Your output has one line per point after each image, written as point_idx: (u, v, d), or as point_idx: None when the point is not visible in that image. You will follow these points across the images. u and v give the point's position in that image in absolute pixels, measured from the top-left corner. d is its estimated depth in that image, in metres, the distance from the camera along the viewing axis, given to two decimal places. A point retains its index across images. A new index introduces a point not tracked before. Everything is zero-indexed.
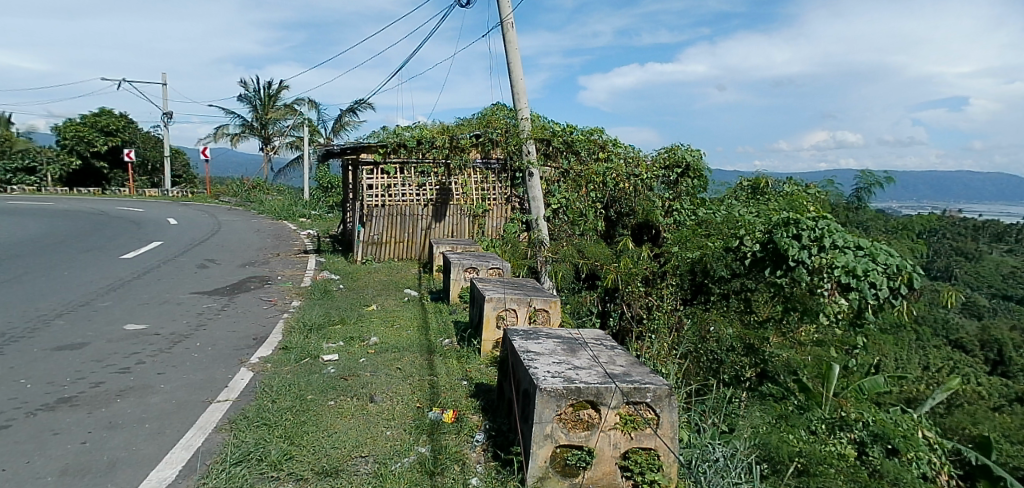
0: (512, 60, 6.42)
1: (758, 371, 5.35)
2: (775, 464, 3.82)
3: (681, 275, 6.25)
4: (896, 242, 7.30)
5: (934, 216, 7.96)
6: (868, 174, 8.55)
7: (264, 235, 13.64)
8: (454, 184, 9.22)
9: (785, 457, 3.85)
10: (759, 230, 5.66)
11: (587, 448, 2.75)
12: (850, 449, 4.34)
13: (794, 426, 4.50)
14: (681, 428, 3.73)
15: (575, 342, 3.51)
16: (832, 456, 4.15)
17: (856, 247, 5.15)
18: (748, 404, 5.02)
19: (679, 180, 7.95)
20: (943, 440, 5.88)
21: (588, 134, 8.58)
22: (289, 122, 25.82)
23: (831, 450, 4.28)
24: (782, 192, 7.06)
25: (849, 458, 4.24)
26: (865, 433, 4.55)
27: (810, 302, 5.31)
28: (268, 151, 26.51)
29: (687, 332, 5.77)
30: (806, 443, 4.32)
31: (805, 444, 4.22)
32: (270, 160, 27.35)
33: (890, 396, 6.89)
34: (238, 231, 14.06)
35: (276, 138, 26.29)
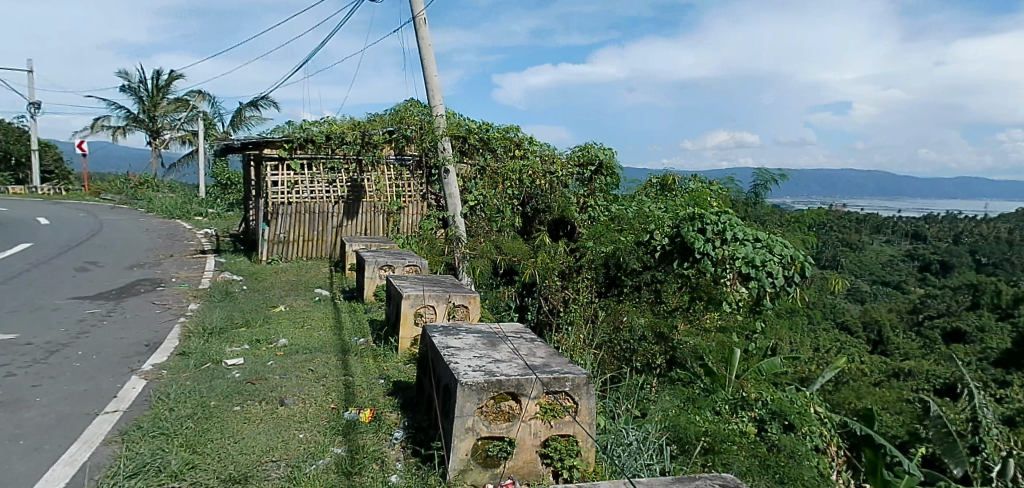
0: (425, 57, 6.36)
1: (668, 357, 5.73)
2: (684, 444, 4.07)
3: (596, 269, 6.26)
4: (790, 235, 7.92)
5: (822, 210, 8.68)
6: (765, 172, 9.16)
7: (154, 234, 12.80)
8: (366, 180, 9.03)
9: (692, 437, 4.09)
10: (668, 225, 5.98)
11: (508, 438, 2.79)
12: (751, 427, 4.75)
13: (701, 408, 4.81)
14: (597, 415, 3.85)
15: (495, 336, 3.53)
16: (736, 434, 4.49)
17: (754, 240, 5.63)
18: (660, 390, 5.31)
19: (593, 177, 8.18)
20: (832, 414, 6.46)
21: (504, 132, 8.61)
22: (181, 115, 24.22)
23: (734, 428, 4.63)
24: (687, 189, 7.50)
25: (749, 435, 4.61)
26: (765, 411, 5.01)
27: (714, 292, 5.73)
28: (156, 145, 24.71)
29: (601, 322, 5.88)
30: (712, 422, 4.62)
31: (710, 423, 4.51)
32: (159, 155, 25.58)
33: (786, 375, 7.46)
34: (123, 230, 13.12)
35: (166, 131, 24.42)
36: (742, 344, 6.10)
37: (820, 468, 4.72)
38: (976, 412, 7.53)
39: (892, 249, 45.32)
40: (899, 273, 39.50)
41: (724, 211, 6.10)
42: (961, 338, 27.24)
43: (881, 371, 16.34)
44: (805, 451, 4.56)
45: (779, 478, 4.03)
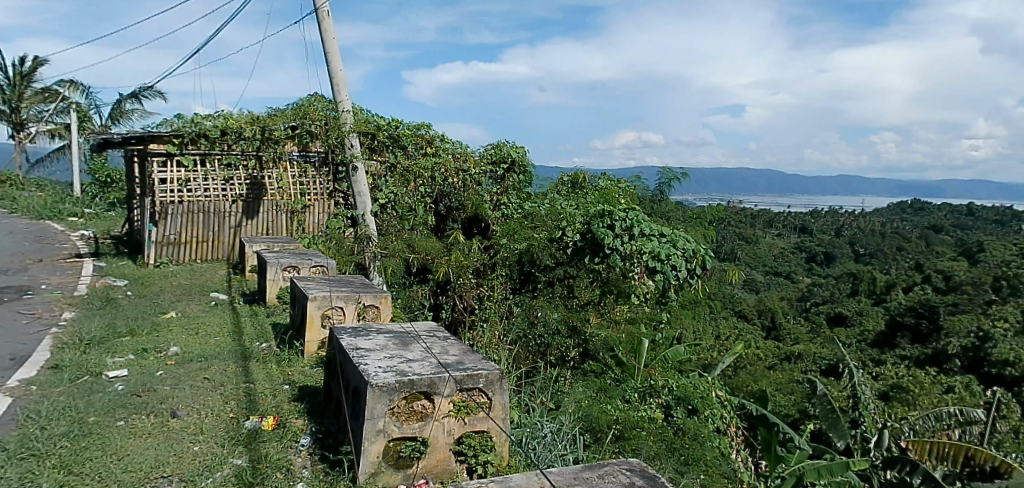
0: (329, 50, 6.15)
1: (581, 350, 5.93)
2: (596, 432, 4.23)
3: (510, 266, 6.31)
4: (692, 229, 8.37)
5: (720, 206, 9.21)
6: (668, 171, 9.67)
7: (19, 237, 11.59)
8: (267, 178, 8.61)
9: (604, 426, 4.29)
10: (579, 221, 6.09)
11: (421, 438, 2.75)
12: (658, 413, 5.05)
13: (612, 397, 5.02)
14: (512, 409, 3.87)
15: (407, 335, 3.45)
16: (644, 420, 4.73)
17: (659, 235, 5.84)
18: (573, 382, 5.46)
19: (506, 175, 8.12)
20: (731, 397, 6.88)
21: (415, 130, 8.56)
22: (50, 107, 22.05)
23: (642, 414, 4.90)
24: (597, 186, 7.74)
25: (657, 420, 4.88)
26: (671, 397, 5.38)
27: (623, 285, 5.99)
28: (20, 140, 22.37)
29: (516, 318, 5.93)
30: (622, 411, 4.81)
31: (621, 412, 4.70)
32: (24, 150, 23.14)
33: (690, 362, 7.88)
34: None
35: (32, 124, 22.07)
36: (650, 335, 6.43)
37: (721, 447, 5.15)
38: (855, 389, 8.26)
39: (783, 243, 48.86)
40: (788, 264, 42.71)
41: (632, 208, 6.30)
42: (842, 322, 29.84)
43: (773, 355, 17.61)
44: (707, 432, 5.01)
45: (686, 460, 4.41)
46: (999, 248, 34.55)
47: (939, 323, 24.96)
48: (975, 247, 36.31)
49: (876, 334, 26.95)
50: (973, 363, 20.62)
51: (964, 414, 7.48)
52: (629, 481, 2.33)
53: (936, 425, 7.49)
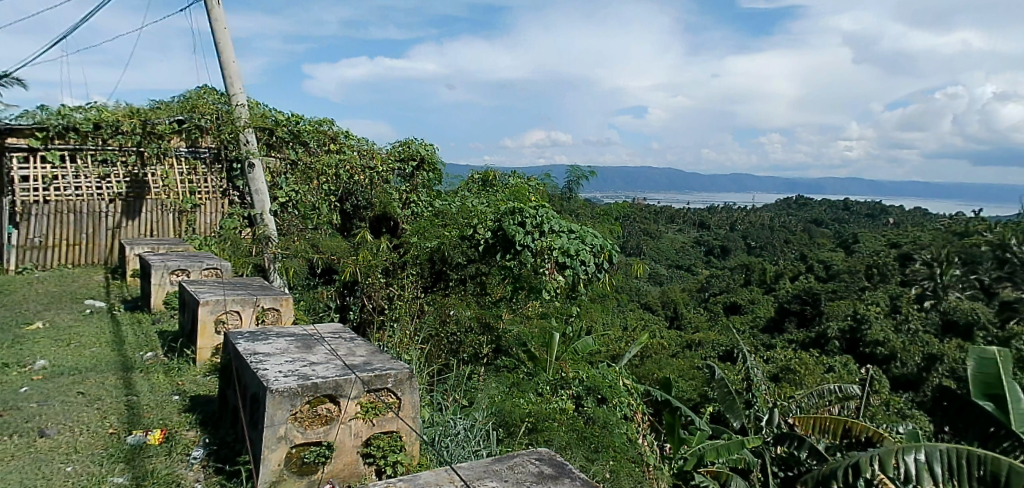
0: (220, 40, 5.80)
1: (494, 347, 5.98)
2: (509, 426, 4.37)
3: (421, 265, 6.16)
4: (600, 225, 8.69)
5: (626, 202, 9.59)
6: (576, 170, 9.98)
7: None
8: (150, 175, 7.96)
9: (517, 420, 4.40)
10: (490, 219, 6.22)
11: (326, 442, 2.65)
12: (569, 404, 5.35)
13: (524, 392, 5.19)
14: (424, 409, 3.81)
15: (310, 338, 3.30)
16: (555, 412, 4.89)
17: (568, 231, 6.15)
18: (485, 379, 5.49)
19: (416, 173, 7.95)
20: (638, 385, 7.15)
21: (317, 126, 8.07)
22: None
23: (555, 406, 5.13)
24: (507, 184, 7.81)
25: (568, 411, 5.12)
26: (581, 388, 5.82)
27: (534, 281, 6.05)
28: None
29: (427, 316, 5.84)
30: (535, 403, 5.01)
31: (533, 405, 4.86)
32: None
33: (599, 353, 8.14)
34: None
35: None
36: (561, 330, 6.66)
37: (629, 433, 5.39)
38: (749, 372, 8.85)
39: (683, 237, 51.51)
40: (688, 258, 45.11)
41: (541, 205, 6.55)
42: (737, 310, 31.88)
43: (676, 344, 18.54)
44: (615, 419, 5.22)
45: (596, 447, 4.59)
46: (870, 239, 38.21)
47: (821, 308, 27.25)
48: (850, 239, 39.98)
49: (767, 321, 29.04)
50: (850, 343, 22.71)
51: (841, 391, 8.22)
52: (538, 469, 2.35)
53: (818, 401, 8.18)
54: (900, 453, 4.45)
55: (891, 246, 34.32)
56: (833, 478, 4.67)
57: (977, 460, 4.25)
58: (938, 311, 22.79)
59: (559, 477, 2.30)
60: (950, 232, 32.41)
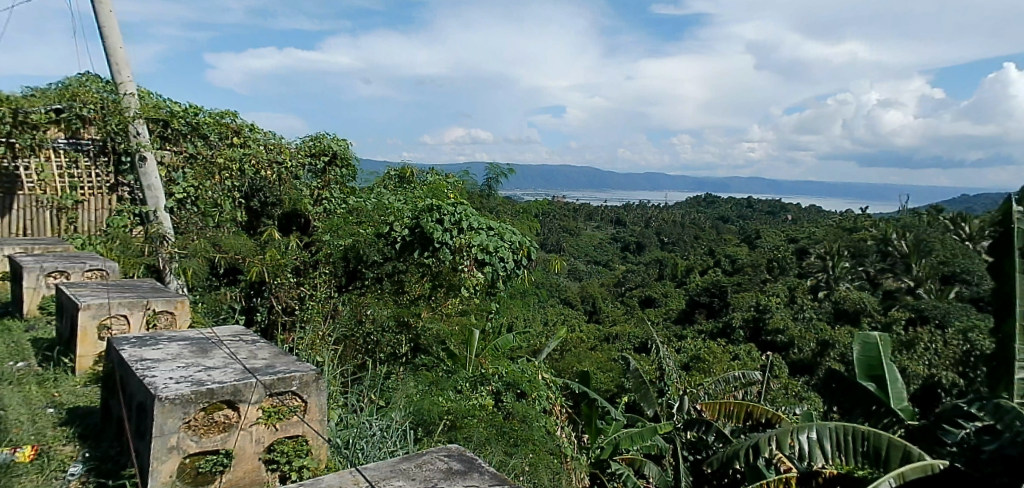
0: (105, 24, 5.38)
1: (412, 345, 6.11)
2: (427, 425, 4.76)
3: (334, 263, 6.04)
4: (519, 222, 8.91)
5: (544, 200, 9.75)
6: (495, 168, 10.15)
7: None
8: (21, 168, 7.18)
9: (435, 419, 4.81)
10: (407, 216, 6.18)
11: (224, 450, 2.52)
12: (487, 401, 5.73)
13: (443, 389, 5.55)
14: (339, 412, 3.81)
15: (206, 342, 3.12)
16: (473, 409, 5.30)
17: (487, 228, 6.31)
18: (403, 377, 5.68)
19: (327, 168, 7.57)
20: (555, 380, 7.45)
21: (218, 117, 7.07)
22: None
23: (474, 403, 5.46)
24: (423, 182, 8.24)
25: (485, 407, 5.49)
26: (501, 384, 6.16)
27: (453, 278, 6.36)
28: None
29: (342, 317, 5.73)
30: (453, 401, 5.36)
31: (451, 402, 5.27)
32: None
33: (518, 349, 8.27)
34: None
35: None
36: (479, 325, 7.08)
37: (546, 426, 5.79)
38: (661, 362, 9.21)
39: (601, 234, 53.01)
40: (606, 254, 46.47)
41: (457, 203, 6.65)
42: (651, 303, 33.16)
43: (594, 337, 19.07)
44: (534, 413, 5.60)
45: (515, 441, 4.92)
46: (771, 234, 40.79)
47: (727, 299, 28.83)
48: (754, 234, 42.59)
49: (678, 313, 30.36)
50: (753, 332, 24.17)
51: (745, 377, 8.74)
52: (447, 466, 2.34)
53: (725, 387, 8.66)
54: (794, 432, 4.79)
55: (789, 241, 36.86)
56: (736, 459, 4.97)
57: (859, 436, 4.71)
58: (829, 301, 24.70)
59: (468, 473, 2.29)
60: (839, 228, 35.24)
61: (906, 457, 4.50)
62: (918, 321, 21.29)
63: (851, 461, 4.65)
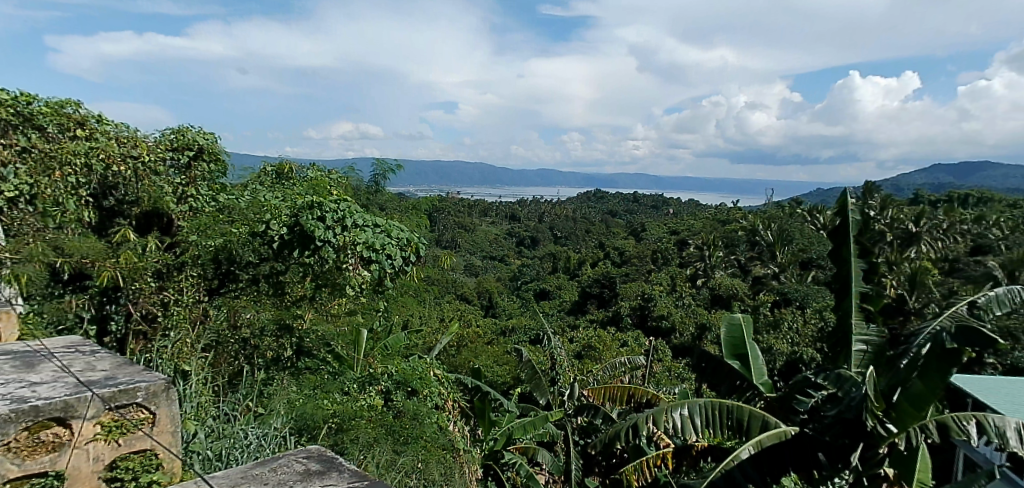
0: None
1: (296, 348, 6.14)
2: (312, 430, 4.85)
3: (203, 265, 5.67)
4: (408, 220, 9.31)
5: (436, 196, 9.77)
6: (382, 164, 10.47)
7: None
8: None
9: (320, 422, 4.94)
10: (285, 214, 5.98)
11: (54, 472, 2.31)
12: (377, 400, 6.07)
13: (328, 392, 5.73)
14: (211, 422, 3.80)
15: (34, 356, 2.82)
16: (363, 409, 5.69)
17: (373, 225, 6.17)
18: (286, 382, 5.62)
19: (193, 164, 6.74)
20: (447, 375, 7.89)
21: (58, 105, 5.96)
22: None
23: (363, 403, 5.86)
24: (304, 178, 8.20)
25: (375, 407, 5.91)
26: (391, 383, 6.64)
27: (337, 277, 6.14)
28: None
29: (216, 323, 5.52)
30: (339, 403, 5.61)
31: (336, 404, 5.48)
32: None
33: (409, 348, 8.28)
34: None
35: None
36: (367, 324, 7.68)
37: (438, 420, 6.43)
38: (553, 352, 9.52)
39: (496, 230, 53.66)
40: (501, 249, 47.12)
41: (340, 199, 6.45)
42: (545, 296, 34.05)
43: (490, 332, 19.32)
44: (424, 410, 6.24)
45: (406, 439, 5.43)
46: (656, 227, 43.25)
47: (616, 290, 30.21)
48: (640, 228, 44.98)
49: (571, 304, 31.36)
50: (640, 319, 25.50)
51: (629, 362, 9.25)
52: (305, 467, 2.30)
53: (612, 372, 9.11)
54: (668, 409, 5.13)
55: (671, 233, 39.29)
56: (616, 439, 5.25)
57: (725, 410, 5.14)
58: (706, 288, 26.63)
59: (326, 473, 2.27)
60: (714, 220, 38.05)
61: (764, 426, 5.04)
62: (782, 303, 23.47)
63: (718, 434, 5.08)
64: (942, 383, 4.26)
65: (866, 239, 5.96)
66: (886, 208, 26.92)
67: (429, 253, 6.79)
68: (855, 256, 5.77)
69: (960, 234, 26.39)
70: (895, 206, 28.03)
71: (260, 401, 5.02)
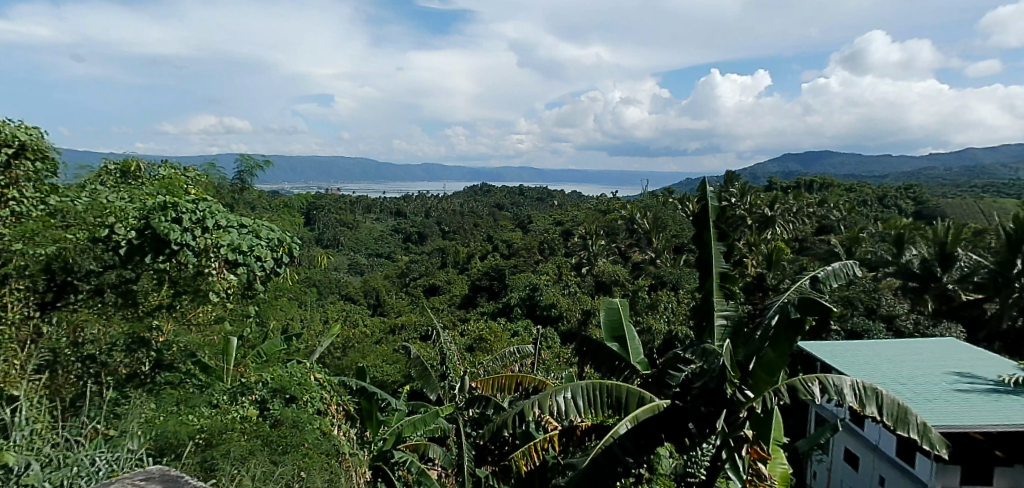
0: None
1: (153, 362, 5.69)
2: (175, 448, 4.52)
3: (32, 277, 4.90)
4: (279, 219, 8.86)
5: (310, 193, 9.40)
6: (247, 160, 9.82)
7: None
8: None
9: (184, 438, 4.59)
10: (133, 216, 5.45)
11: None
12: (251, 410, 5.74)
13: (194, 406, 5.32)
14: (53, 448, 3.42)
15: None
16: (236, 421, 5.38)
17: (238, 226, 5.92)
18: (144, 398, 5.23)
19: (14, 163, 5.69)
20: (329, 377, 7.63)
21: None
22: None
23: (234, 416, 5.51)
24: (155, 177, 7.48)
25: (249, 417, 5.62)
26: (266, 392, 6.28)
27: (199, 283, 5.77)
28: None
29: (53, 342, 4.85)
30: (206, 416, 5.23)
31: (204, 418, 5.10)
32: None
33: (286, 353, 7.90)
34: None
35: None
36: (235, 332, 7.14)
37: (322, 426, 6.19)
38: (441, 347, 9.47)
39: (382, 227, 52.43)
40: (387, 247, 46.16)
41: (200, 200, 6.11)
42: (434, 291, 33.78)
43: (378, 332, 18.85)
44: (305, 416, 5.97)
45: (285, 449, 5.19)
46: (541, 219, 44.29)
47: (504, 282, 30.64)
48: (526, 220, 45.90)
49: (461, 298, 31.33)
50: (530, 309, 25.63)
51: (518, 351, 9.44)
52: None
53: (501, 363, 9.24)
54: (553, 394, 5.28)
55: (556, 224, 40.46)
56: (503, 427, 5.30)
57: (605, 389, 5.39)
58: (591, 275, 27.71)
59: None
60: (595, 211, 39.64)
61: (640, 401, 5.36)
62: (659, 286, 24.96)
63: (600, 413, 5.30)
64: (789, 350, 4.78)
65: (723, 224, 6.46)
66: (745, 194, 29.42)
67: (303, 253, 6.51)
68: (714, 239, 6.26)
69: (807, 216, 29.46)
70: (753, 192, 30.71)
71: (108, 422, 4.59)
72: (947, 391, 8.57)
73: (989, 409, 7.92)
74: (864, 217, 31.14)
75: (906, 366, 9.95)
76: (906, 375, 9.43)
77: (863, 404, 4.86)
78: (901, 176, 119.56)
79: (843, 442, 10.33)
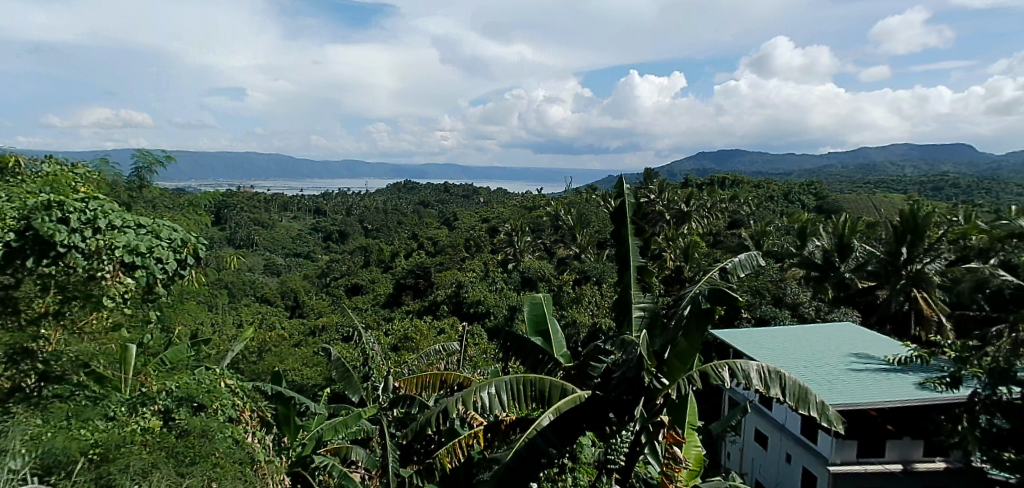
0: None
1: (39, 374, 5.28)
2: (63, 466, 4.22)
3: None
4: (184, 219, 8.37)
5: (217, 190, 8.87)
6: (146, 155, 9.19)
7: None
8: None
9: (76, 453, 4.28)
10: (12, 218, 4.95)
11: None
12: (153, 421, 5.39)
13: (88, 419, 4.95)
14: None
15: None
16: (136, 433, 5.06)
17: (136, 226, 5.54)
18: (30, 413, 4.83)
19: None
20: (240, 383, 7.29)
21: None
22: None
23: (133, 428, 5.16)
24: (38, 174, 6.87)
25: (151, 429, 5.28)
26: (170, 401, 5.97)
27: (91, 288, 5.30)
28: None
29: None
30: (102, 430, 4.89)
31: (97, 433, 4.73)
32: None
33: (195, 359, 7.50)
34: None
35: None
36: (135, 339, 6.70)
37: (234, 434, 5.90)
38: (364, 347, 9.26)
39: (301, 226, 50.63)
40: (307, 246, 44.65)
41: (93, 199, 5.67)
42: (356, 291, 33.01)
43: (298, 335, 18.19)
44: (215, 424, 5.68)
45: (193, 459, 4.93)
46: (467, 216, 44.18)
47: (430, 280, 30.37)
48: (451, 218, 45.65)
49: (386, 297, 30.78)
50: (456, 306, 25.62)
51: (444, 349, 9.37)
52: None
53: (426, 361, 9.16)
54: (477, 390, 5.30)
55: (482, 221, 40.50)
56: (427, 426, 5.27)
57: (528, 383, 5.46)
58: (517, 271, 27.94)
59: None
60: (520, 208, 39.97)
61: (562, 393, 5.47)
62: (583, 280, 25.52)
63: (524, 407, 5.37)
64: (700, 339, 5.00)
65: (640, 220, 6.67)
66: (663, 190, 30.57)
67: (211, 254, 6.18)
68: (632, 234, 6.45)
69: (720, 211, 30.97)
70: (670, 189, 31.95)
71: None
72: (845, 373, 9.26)
73: (879, 387, 8.61)
74: (772, 211, 33.10)
75: (808, 350, 10.68)
76: (808, 359, 10.11)
77: (768, 386, 5.19)
78: (803, 172, 127.90)
79: (753, 423, 10.95)
